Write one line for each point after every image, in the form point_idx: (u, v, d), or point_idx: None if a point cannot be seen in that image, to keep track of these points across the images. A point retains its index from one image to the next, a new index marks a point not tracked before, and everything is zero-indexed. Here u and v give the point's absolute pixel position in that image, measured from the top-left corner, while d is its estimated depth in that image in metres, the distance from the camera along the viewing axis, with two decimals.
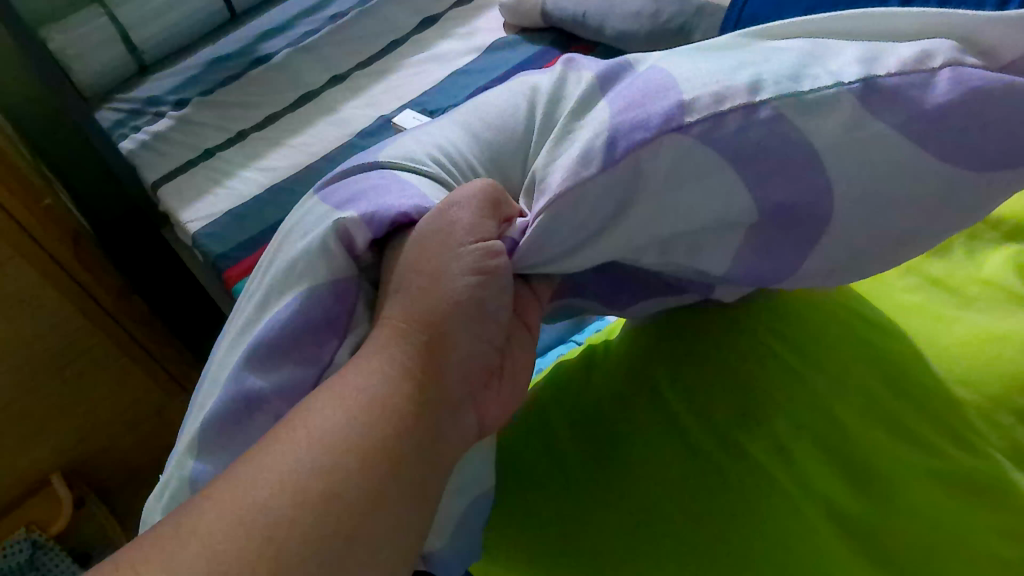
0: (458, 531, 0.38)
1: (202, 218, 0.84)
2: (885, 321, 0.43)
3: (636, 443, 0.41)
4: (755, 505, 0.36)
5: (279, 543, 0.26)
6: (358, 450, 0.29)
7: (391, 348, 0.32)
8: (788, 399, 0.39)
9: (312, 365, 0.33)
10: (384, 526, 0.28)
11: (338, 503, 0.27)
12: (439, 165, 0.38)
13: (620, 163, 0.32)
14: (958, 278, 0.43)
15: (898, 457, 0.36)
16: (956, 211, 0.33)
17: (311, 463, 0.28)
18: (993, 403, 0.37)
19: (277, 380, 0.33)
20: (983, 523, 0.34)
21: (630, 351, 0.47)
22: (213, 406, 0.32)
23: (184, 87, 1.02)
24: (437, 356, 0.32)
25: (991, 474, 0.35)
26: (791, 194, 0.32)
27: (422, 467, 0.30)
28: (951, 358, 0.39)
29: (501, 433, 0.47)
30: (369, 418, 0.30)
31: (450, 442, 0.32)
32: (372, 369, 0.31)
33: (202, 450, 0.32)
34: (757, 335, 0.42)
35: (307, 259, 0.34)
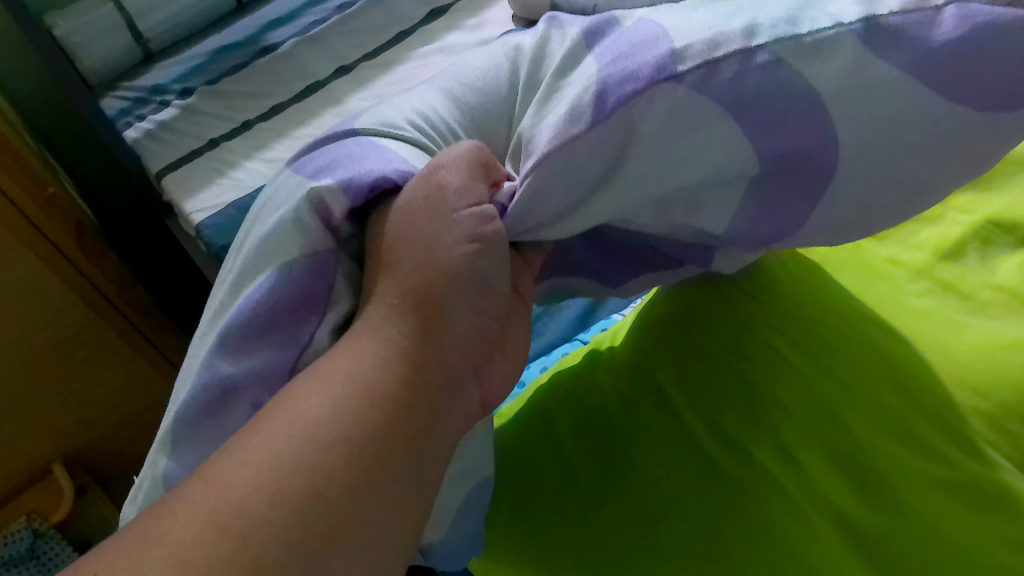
0: (456, 524, 0.37)
1: (205, 209, 0.83)
2: (896, 327, 0.41)
3: (640, 445, 0.41)
4: (761, 515, 0.35)
5: (263, 540, 0.25)
6: (345, 441, 0.28)
7: (379, 329, 0.31)
8: (791, 401, 0.39)
9: (290, 346, 0.32)
10: (374, 523, 0.27)
11: (322, 503, 0.26)
12: (419, 130, 0.37)
13: (611, 117, 0.32)
14: (970, 282, 0.42)
15: (904, 466, 0.35)
16: (967, 169, 0.32)
17: (295, 451, 0.27)
18: (1004, 411, 0.36)
19: (252, 366, 0.32)
20: (991, 531, 0.33)
21: (633, 348, 0.46)
22: (188, 396, 0.32)
23: (189, 76, 1.01)
24: (429, 335, 0.32)
25: (998, 484, 0.34)
26: (795, 142, 0.32)
27: (412, 455, 0.29)
28: (955, 351, 0.39)
29: (503, 436, 0.47)
30: (356, 404, 0.29)
31: (449, 425, 0.32)
32: (357, 350, 0.31)
33: (177, 447, 0.32)
34: (762, 336, 0.42)
35: (283, 232, 0.33)
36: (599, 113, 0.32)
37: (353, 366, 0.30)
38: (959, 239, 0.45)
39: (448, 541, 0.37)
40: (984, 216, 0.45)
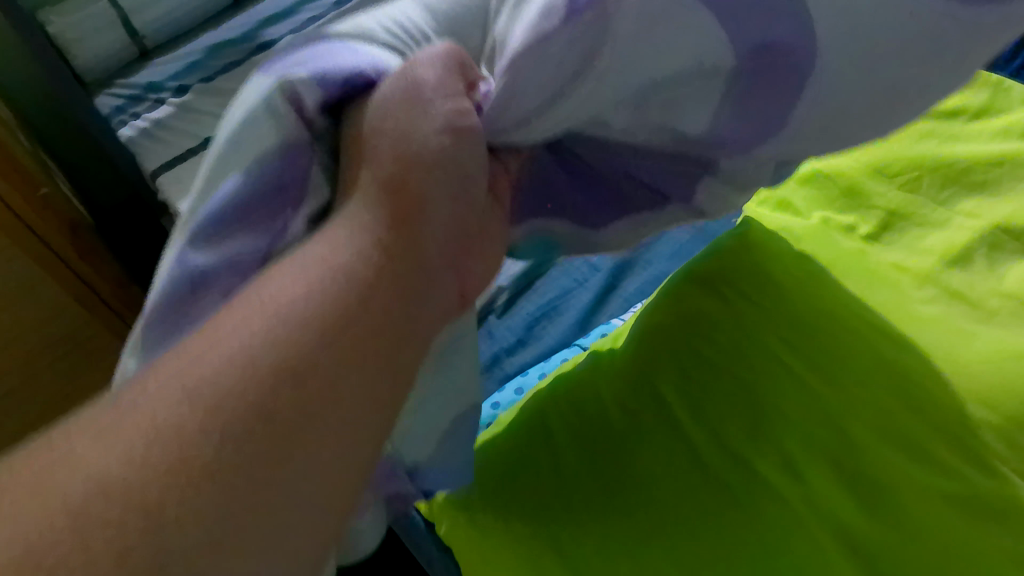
0: (442, 443, 0.40)
1: None
2: (903, 334, 0.43)
3: (653, 455, 0.43)
4: (782, 533, 0.38)
5: (234, 414, 0.24)
6: (319, 321, 0.27)
7: (353, 218, 0.31)
8: (798, 415, 0.41)
9: (263, 237, 0.33)
10: (348, 418, 0.26)
11: (295, 389, 0.25)
12: (393, 37, 0.36)
13: (588, 9, 0.34)
14: (977, 291, 0.45)
15: (911, 479, 0.38)
16: (945, 62, 0.36)
17: (268, 326, 0.27)
18: (1009, 423, 0.39)
19: (221, 257, 0.32)
20: (993, 543, 0.36)
21: (641, 354, 0.47)
22: (156, 292, 0.31)
23: (184, 70, 0.98)
24: (406, 224, 0.31)
25: (1002, 496, 0.37)
26: (772, 30, 0.34)
27: (388, 339, 0.28)
28: (961, 371, 0.41)
29: (510, 439, 0.48)
30: (329, 288, 0.28)
31: (428, 313, 0.30)
32: (333, 236, 0.30)
33: (146, 346, 0.32)
34: (769, 348, 0.44)
35: (253, 123, 0.32)
36: (574, 5, 0.33)
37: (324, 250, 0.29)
38: (966, 245, 0.47)
39: (436, 461, 0.41)
40: (991, 222, 0.48)
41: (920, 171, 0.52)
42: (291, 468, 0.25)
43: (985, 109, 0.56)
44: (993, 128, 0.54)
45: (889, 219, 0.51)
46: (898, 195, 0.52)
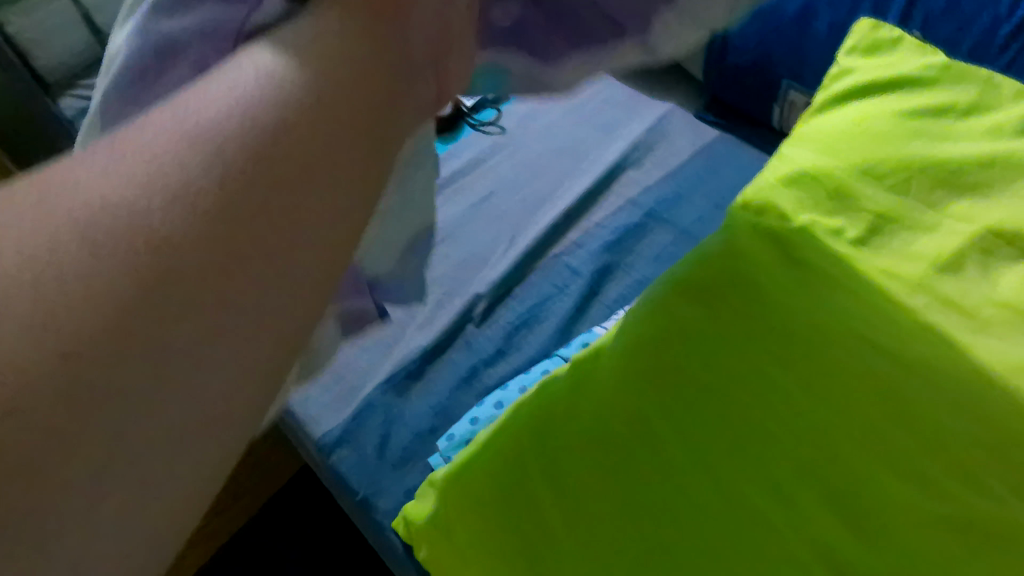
0: (402, 257, 0.38)
1: None
2: (903, 351, 0.41)
3: (638, 479, 0.41)
4: (776, 568, 0.37)
5: (166, 201, 0.19)
6: (267, 130, 0.21)
7: (321, 18, 0.24)
8: (789, 438, 0.40)
9: (234, 8, 0.27)
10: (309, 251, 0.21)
11: (244, 228, 0.20)
12: None
13: None
14: (970, 299, 0.43)
15: (909, 509, 0.36)
16: None
17: (223, 105, 0.21)
18: (1010, 440, 0.37)
19: (192, 21, 0.27)
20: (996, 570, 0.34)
21: (627, 368, 0.45)
22: (121, 59, 0.29)
23: None
24: (386, 27, 0.24)
25: (1004, 519, 0.35)
26: None
27: (363, 148, 0.23)
28: (965, 393, 0.39)
29: (488, 460, 0.46)
30: (286, 94, 0.22)
31: (404, 127, 0.25)
32: (298, 30, 0.23)
33: (105, 113, 0.29)
34: (758, 366, 0.43)
35: None
36: None
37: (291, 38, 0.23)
38: (958, 250, 0.46)
39: (396, 275, 0.38)
40: (984, 226, 0.46)
41: (909, 172, 0.51)
42: (208, 307, 0.19)
43: (971, 106, 0.54)
44: (981, 128, 0.52)
45: (879, 224, 0.49)
46: (887, 198, 0.50)
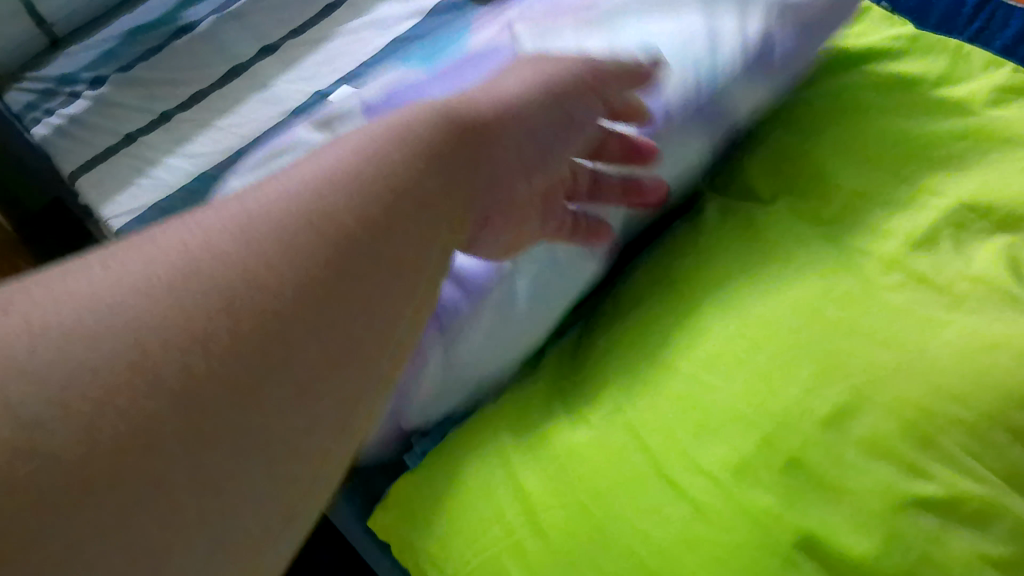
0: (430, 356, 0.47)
1: (125, 213, 0.77)
2: (863, 322, 0.41)
3: (621, 482, 0.41)
4: (745, 553, 0.37)
5: (215, 314, 0.22)
6: (339, 224, 0.26)
7: (396, 168, 0.28)
8: (771, 429, 0.39)
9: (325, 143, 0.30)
10: (342, 382, 0.24)
11: (320, 325, 0.24)
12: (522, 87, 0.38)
13: None
14: (944, 276, 0.43)
15: (872, 480, 0.37)
16: None
17: (283, 205, 0.25)
18: (989, 421, 0.37)
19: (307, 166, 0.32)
20: (978, 552, 0.35)
21: (608, 373, 0.46)
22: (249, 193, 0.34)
23: (100, 62, 0.88)
24: (452, 204, 0.30)
25: (984, 502, 0.36)
26: None
27: (390, 284, 0.26)
28: (929, 365, 0.39)
29: (467, 471, 0.46)
30: (349, 210, 0.26)
31: (428, 260, 0.28)
32: (346, 167, 0.27)
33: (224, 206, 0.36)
34: (734, 358, 0.42)
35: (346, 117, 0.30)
36: None
37: (380, 126, 0.30)
38: (931, 227, 0.45)
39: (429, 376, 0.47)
40: (957, 200, 0.46)
41: (886, 153, 0.49)
42: (254, 412, 0.22)
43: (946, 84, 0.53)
44: (955, 103, 0.51)
45: (855, 202, 0.48)
46: (864, 177, 0.49)
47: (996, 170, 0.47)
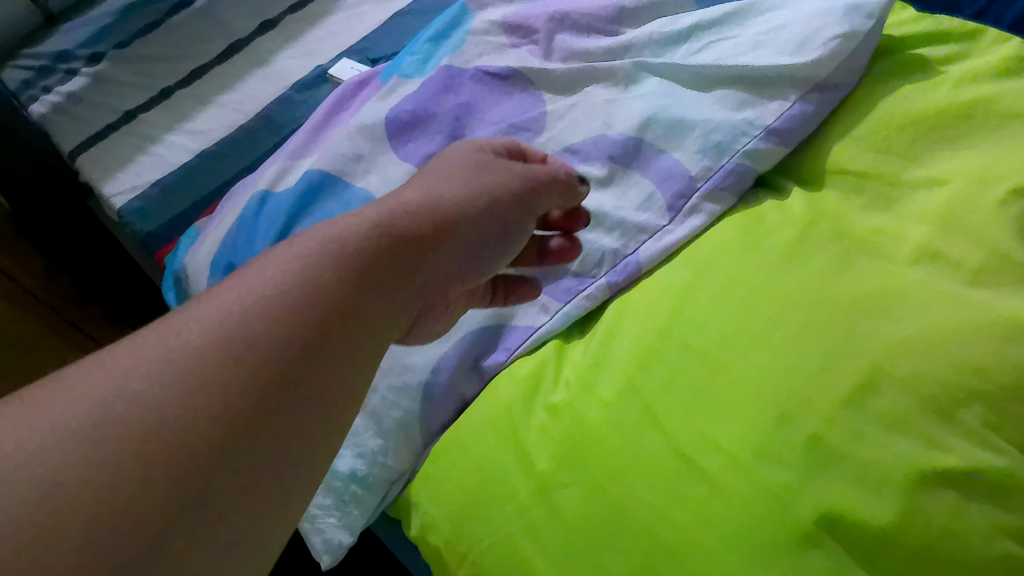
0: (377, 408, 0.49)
1: (128, 189, 0.75)
2: (879, 297, 0.41)
3: (637, 461, 0.41)
4: (764, 530, 0.37)
5: (184, 441, 0.27)
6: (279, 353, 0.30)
7: (329, 287, 0.33)
8: (790, 408, 0.39)
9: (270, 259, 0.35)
10: (285, 485, 0.30)
11: (264, 441, 0.29)
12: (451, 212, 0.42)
13: None
14: (957, 250, 0.42)
15: (892, 453, 0.37)
16: None
17: (229, 337, 0.30)
18: (1011, 393, 0.37)
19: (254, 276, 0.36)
20: (1001, 524, 0.35)
21: (617, 355, 0.45)
22: None
23: (97, 38, 0.86)
24: (382, 321, 0.35)
25: (1006, 473, 0.36)
26: None
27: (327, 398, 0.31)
28: (948, 336, 0.38)
29: (478, 455, 0.45)
30: (286, 339, 0.31)
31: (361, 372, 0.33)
32: (288, 292, 0.32)
33: None
34: (750, 336, 0.42)
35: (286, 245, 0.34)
36: None
37: (313, 247, 0.34)
38: (943, 205, 0.44)
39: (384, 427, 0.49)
40: (967, 177, 0.44)
41: (889, 130, 0.49)
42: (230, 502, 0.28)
43: (956, 54, 0.51)
44: (963, 71, 0.50)
45: (857, 184, 0.48)
46: (869, 157, 0.49)
47: (1008, 137, 0.45)
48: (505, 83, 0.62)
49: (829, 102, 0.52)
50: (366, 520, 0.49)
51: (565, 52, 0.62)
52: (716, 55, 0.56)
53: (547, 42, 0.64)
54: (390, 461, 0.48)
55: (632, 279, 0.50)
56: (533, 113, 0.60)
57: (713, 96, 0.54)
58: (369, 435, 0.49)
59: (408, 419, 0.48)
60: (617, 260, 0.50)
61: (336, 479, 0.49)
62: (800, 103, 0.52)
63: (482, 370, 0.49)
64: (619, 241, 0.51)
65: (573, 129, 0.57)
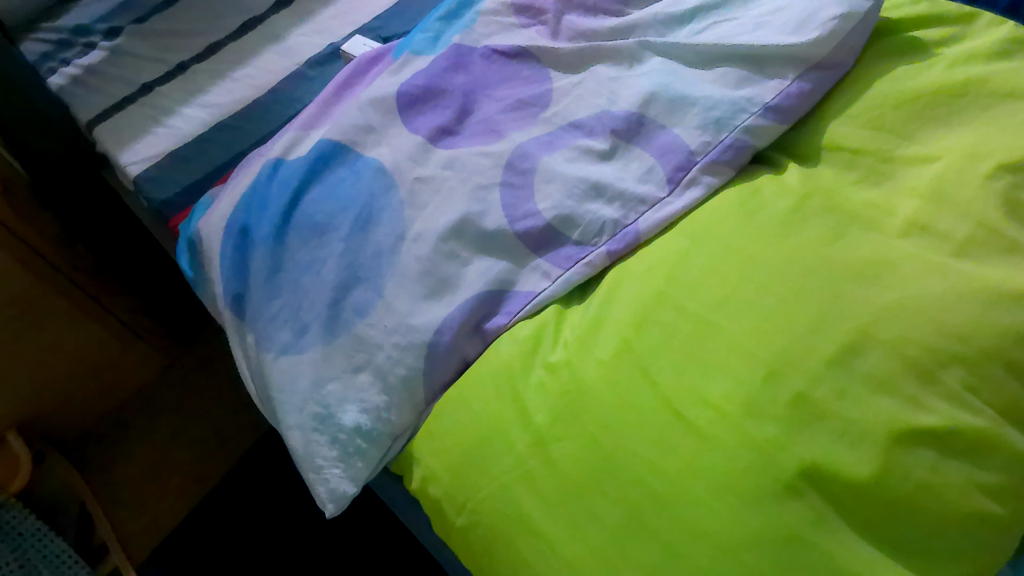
0: None
1: (143, 159, 0.77)
2: (867, 264, 0.43)
3: (632, 416, 0.42)
4: (749, 481, 0.39)
5: None
6: None
7: None
8: (778, 363, 0.40)
9: None
10: None
11: None
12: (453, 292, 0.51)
13: None
14: (945, 222, 0.44)
15: (874, 411, 0.39)
16: None
17: None
18: (990, 356, 0.39)
19: None
20: (973, 478, 0.38)
21: (617, 314, 0.47)
22: None
23: (115, 13, 0.89)
24: None
25: (982, 431, 0.38)
26: None
27: None
28: (932, 302, 0.40)
29: (477, 405, 0.47)
30: None
31: None
32: None
33: None
34: (744, 297, 0.43)
35: None
36: None
37: None
38: (934, 180, 0.46)
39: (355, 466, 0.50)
40: (957, 154, 0.46)
41: (884, 108, 0.51)
42: None
43: (950, 37, 0.53)
44: (957, 54, 0.52)
45: (850, 160, 0.50)
46: (862, 134, 0.50)
47: (994, 121, 0.48)
48: (514, 61, 0.64)
49: (828, 81, 0.54)
50: (369, 474, 0.50)
51: (571, 31, 0.64)
52: (718, 35, 0.57)
53: (554, 22, 0.65)
54: (393, 417, 0.50)
55: (632, 247, 0.51)
56: (540, 89, 0.61)
57: (714, 74, 0.56)
58: (373, 390, 0.50)
59: (412, 376, 0.50)
60: (617, 229, 0.51)
61: (341, 432, 0.50)
62: (798, 82, 0.53)
63: (484, 332, 0.51)
64: (619, 212, 0.52)
65: (577, 106, 0.59)
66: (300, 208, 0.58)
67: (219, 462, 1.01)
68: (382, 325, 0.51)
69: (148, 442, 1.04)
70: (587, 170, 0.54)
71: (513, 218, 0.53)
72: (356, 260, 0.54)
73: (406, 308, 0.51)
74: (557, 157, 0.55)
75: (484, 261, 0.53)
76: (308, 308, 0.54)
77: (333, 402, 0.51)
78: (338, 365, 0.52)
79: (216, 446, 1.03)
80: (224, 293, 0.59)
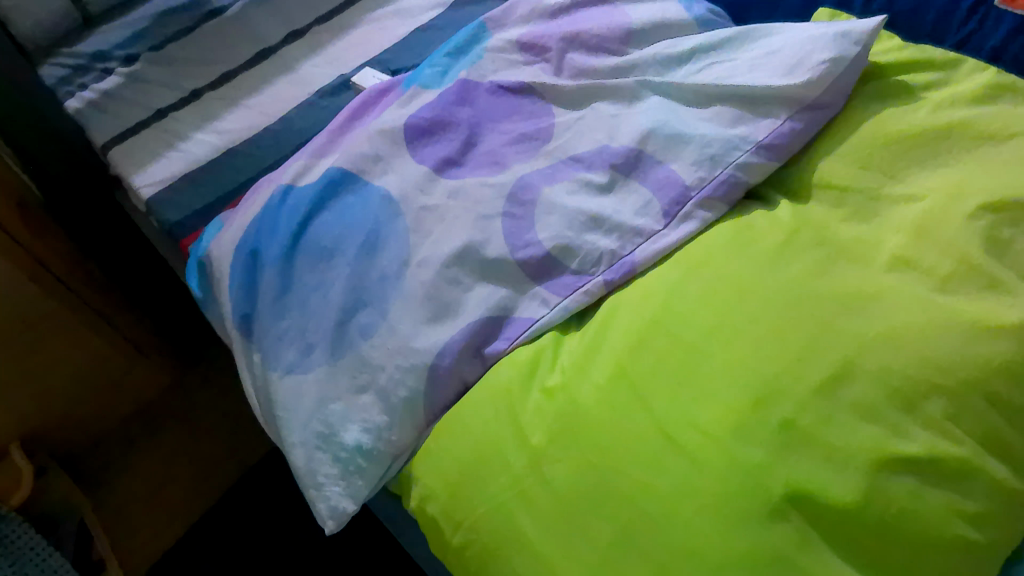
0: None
1: (156, 182, 0.79)
2: (853, 297, 0.44)
3: (625, 438, 0.44)
4: (737, 502, 0.40)
5: None
6: None
7: None
8: (766, 389, 0.42)
9: None
10: None
11: None
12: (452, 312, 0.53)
13: None
14: (929, 259, 0.46)
15: (859, 438, 0.40)
16: None
17: None
18: (970, 387, 0.41)
19: None
20: (953, 504, 0.39)
21: (614, 340, 0.49)
22: None
23: (133, 39, 0.90)
24: None
25: (962, 459, 0.40)
26: None
27: None
28: (915, 335, 0.42)
29: (475, 426, 0.49)
30: None
31: None
32: None
33: None
34: (734, 327, 0.45)
35: None
36: None
37: None
38: (920, 218, 0.48)
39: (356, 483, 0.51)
40: (942, 193, 0.48)
41: (873, 148, 0.53)
42: None
43: (937, 82, 0.56)
44: (943, 98, 0.54)
45: (839, 197, 0.52)
46: (852, 172, 0.52)
47: (978, 163, 0.50)
48: (518, 96, 0.66)
49: (818, 122, 0.56)
50: (369, 492, 0.52)
51: (573, 69, 0.66)
52: (715, 75, 0.60)
53: (558, 60, 0.68)
54: (394, 436, 0.51)
55: (628, 277, 0.53)
56: (543, 124, 0.63)
57: (710, 112, 0.58)
58: (375, 410, 0.52)
59: (414, 397, 0.51)
60: (614, 259, 0.53)
61: (343, 450, 0.52)
62: (790, 122, 0.56)
63: (484, 356, 0.53)
64: (616, 242, 0.54)
65: (578, 140, 0.61)
66: (309, 231, 0.60)
67: (220, 480, 1.02)
68: (386, 346, 0.53)
69: (149, 459, 1.05)
70: (587, 202, 0.56)
71: (515, 247, 0.55)
72: (362, 283, 0.56)
73: (410, 331, 0.53)
74: (558, 189, 0.58)
75: (485, 287, 0.55)
76: (314, 329, 0.56)
77: (336, 421, 0.52)
78: (342, 385, 0.53)
79: (216, 464, 1.04)
80: (233, 312, 0.61)
